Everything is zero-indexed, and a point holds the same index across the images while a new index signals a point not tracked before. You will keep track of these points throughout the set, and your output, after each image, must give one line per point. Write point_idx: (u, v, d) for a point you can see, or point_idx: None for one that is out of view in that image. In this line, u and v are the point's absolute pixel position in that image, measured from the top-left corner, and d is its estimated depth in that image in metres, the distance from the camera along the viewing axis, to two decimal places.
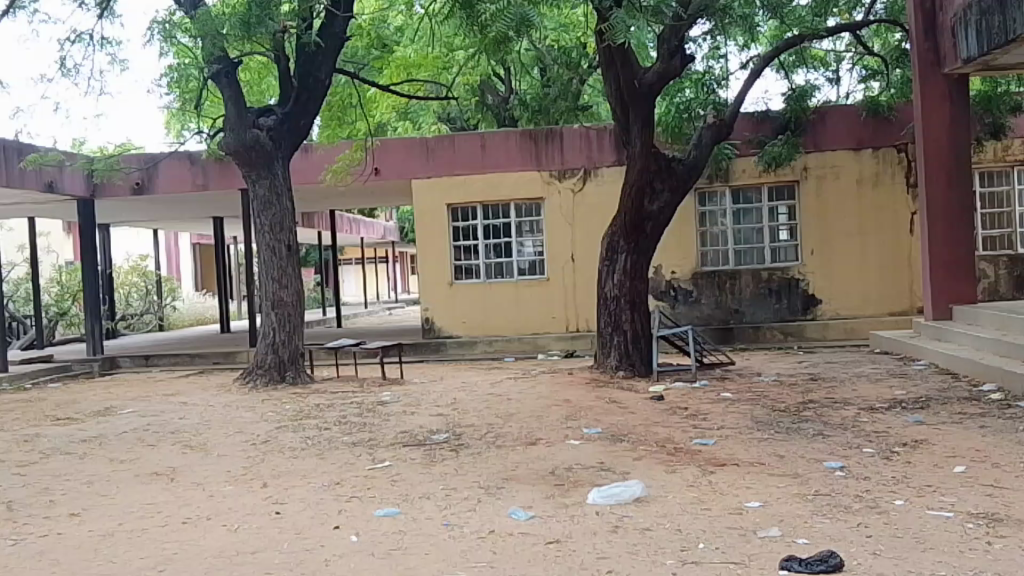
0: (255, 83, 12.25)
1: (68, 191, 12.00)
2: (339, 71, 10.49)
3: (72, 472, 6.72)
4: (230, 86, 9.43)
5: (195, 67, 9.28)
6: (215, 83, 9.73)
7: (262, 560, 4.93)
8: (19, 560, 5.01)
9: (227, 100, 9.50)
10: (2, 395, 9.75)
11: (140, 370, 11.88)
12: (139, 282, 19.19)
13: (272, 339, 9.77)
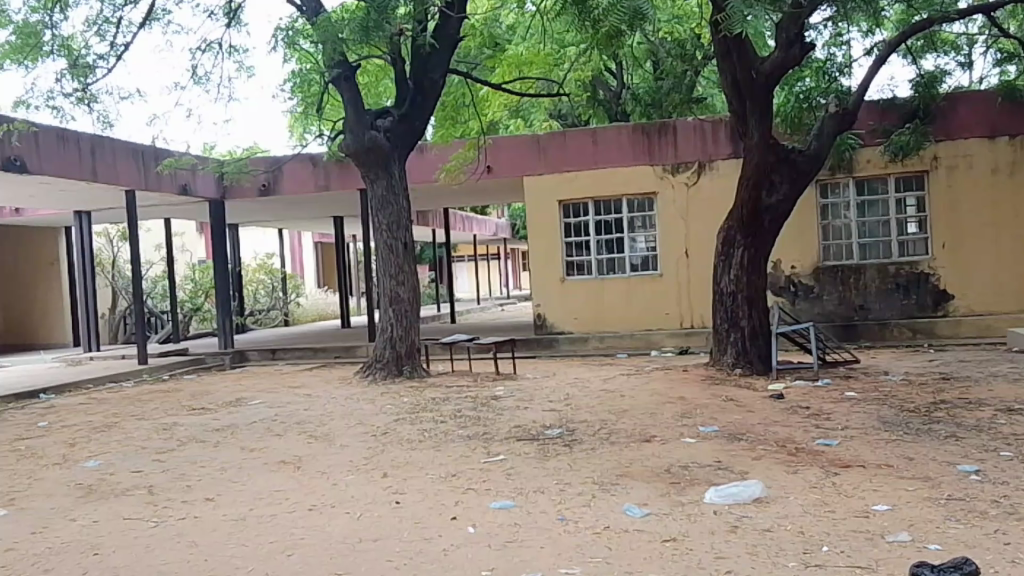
0: (373, 86, 12.60)
1: (201, 194, 12.66)
2: (454, 72, 10.68)
3: (206, 459, 7.11)
4: (348, 89, 9.73)
5: (316, 71, 9.65)
6: (335, 86, 10.11)
7: (383, 547, 5.09)
8: (160, 540, 5.34)
9: (346, 102, 9.81)
10: (142, 386, 10.43)
11: (267, 364, 12.44)
12: (265, 280, 20.27)
13: (389, 333, 10.07)
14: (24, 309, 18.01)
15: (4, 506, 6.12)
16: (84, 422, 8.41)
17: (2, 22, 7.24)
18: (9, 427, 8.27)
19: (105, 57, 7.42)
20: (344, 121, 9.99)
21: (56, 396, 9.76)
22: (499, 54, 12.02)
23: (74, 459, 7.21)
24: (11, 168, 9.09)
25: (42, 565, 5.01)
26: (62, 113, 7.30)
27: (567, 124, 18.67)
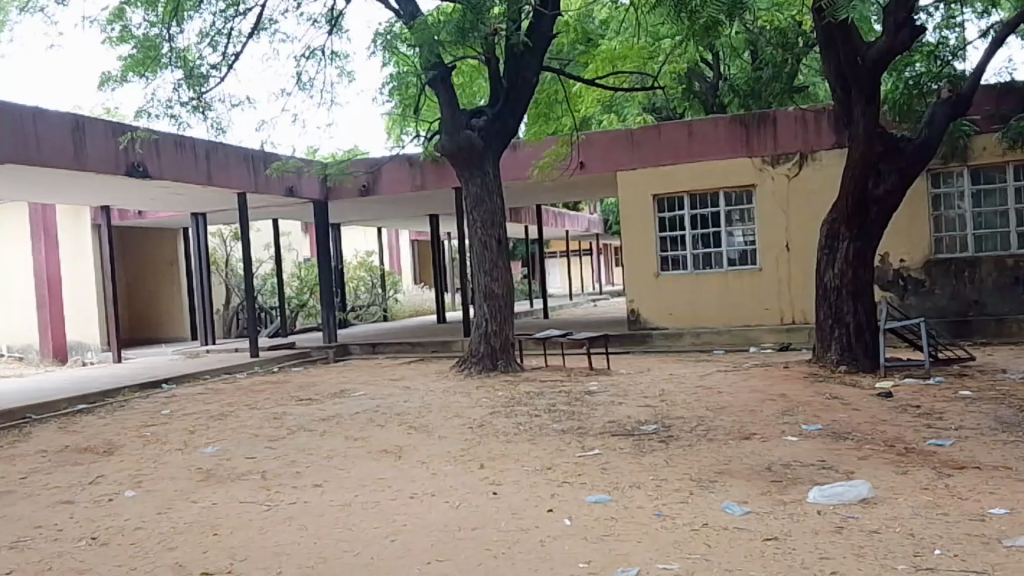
0: (467, 85, 12.79)
1: (306, 195, 13.13)
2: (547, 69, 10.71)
3: (313, 447, 7.42)
4: (445, 90, 9.94)
5: (413, 73, 9.90)
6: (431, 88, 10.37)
7: (481, 536, 5.20)
8: (273, 524, 5.67)
9: (443, 103, 10.03)
10: (254, 378, 10.95)
11: (368, 357, 12.83)
12: (366, 277, 20.92)
13: (484, 329, 10.21)
14: (147, 306, 19.16)
15: (133, 488, 6.61)
16: (202, 410, 8.89)
17: (123, 37, 7.73)
18: (136, 414, 8.84)
19: (217, 67, 7.79)
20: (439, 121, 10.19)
21: (177, 386, 10.37)
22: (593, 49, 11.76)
23: (194, 445, 7.67)
24: (135, 175, 9.73)
25: (167, 545, 5.41)
26: (180, 120, 7.73)
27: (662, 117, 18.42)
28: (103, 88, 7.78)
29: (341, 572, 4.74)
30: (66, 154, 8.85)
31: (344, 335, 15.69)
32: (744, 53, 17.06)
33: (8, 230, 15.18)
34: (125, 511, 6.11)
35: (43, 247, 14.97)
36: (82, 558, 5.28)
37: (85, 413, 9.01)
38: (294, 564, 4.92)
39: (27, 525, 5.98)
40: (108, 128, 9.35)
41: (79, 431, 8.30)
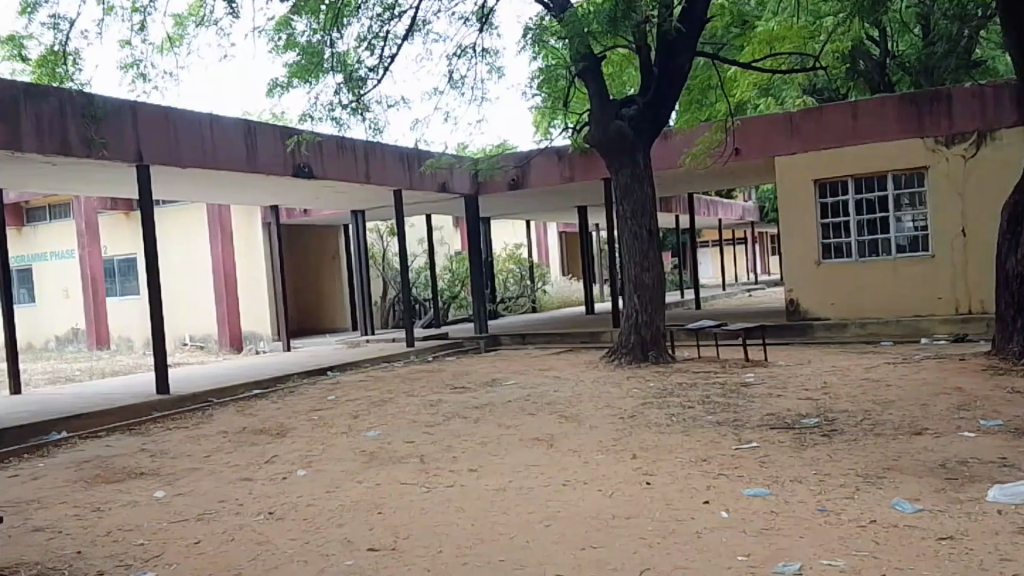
0: (617, 75, 12.72)
1: (458, 191, 13.50)
2: (700, 54, 10.42)
3: (469, 434, 7.68)
4: (594, 81, 10.05)
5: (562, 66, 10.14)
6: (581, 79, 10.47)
7: (637, 525, 5.21)
8: (432, 505, 5.96)
9: (592, 94, 10.15)
10: (410, 366, 11.40)
11: (518, 348, 13.06)
12: (514, 269, 21.26)
13: (634, 320, 10.18)
14: (314, 300, 20.26)
15: (304, 468, 7.11)
16: (364, 396, 9.37)
17: (289, 45, 8.22)
18: (305, 399, 9.41)
19: (375, 70, 8.08)
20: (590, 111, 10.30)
21: (341, 373, 10.94)
22: (749, 33, 11.45)
23: (357, 429, 8.10)
24: (301, 175, 10.32)
25: (336, 521, 5.76)
26: (341, 122, 8.11)
27: (822, 99, 17.71)
28: (271, 94, 8.29)
29: (499, 554, 4.87)
30: (238, 157, 9.50)
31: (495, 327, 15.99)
32: (915, 28, 16.12)
33: (193, 229, 16.48)
34: (298, 489, 6.58)
35: (219, 244, 16.22)
36: (260, 530, 5.69)
37: (259, 398, 9.68)
38: (453, 544, 5.10)
39: (212, 499, 6.51)
40: (276, 131, 9.96)
41: (255, 413, 8.93)
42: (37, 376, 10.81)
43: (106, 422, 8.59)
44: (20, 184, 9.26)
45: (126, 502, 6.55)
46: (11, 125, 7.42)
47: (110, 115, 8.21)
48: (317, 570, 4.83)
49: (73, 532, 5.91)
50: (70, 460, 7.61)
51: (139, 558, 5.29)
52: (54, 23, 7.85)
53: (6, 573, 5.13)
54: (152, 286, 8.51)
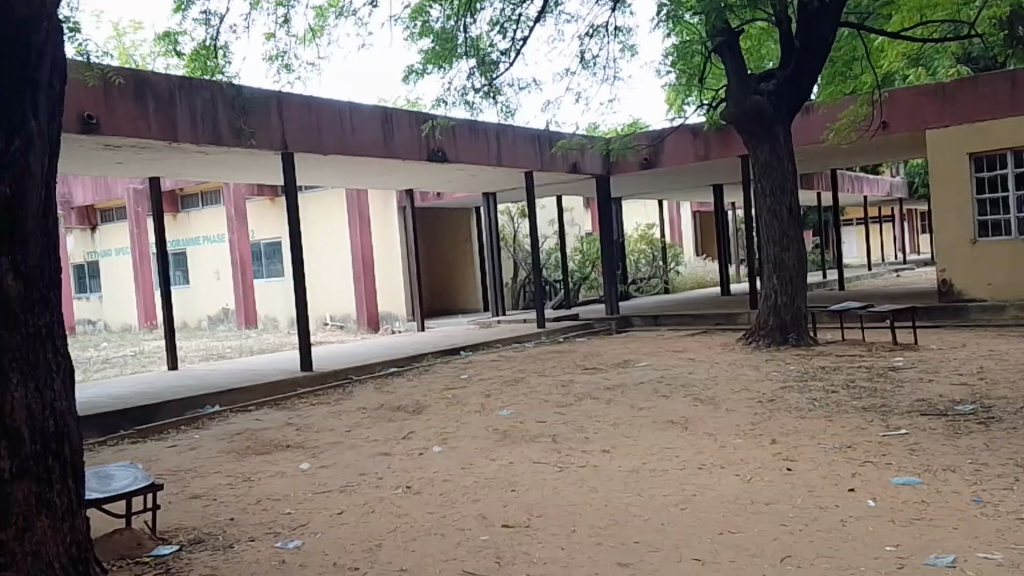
0: (755, 49, 12.38)
1: (590, 171, 13.49)
2: (843, 26, 9.97)
3: (601, 415, 7.70)
4: (731, 56, 9.85)
5: (697, 42, 10.37)
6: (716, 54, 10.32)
7: (777, 511, 5.09)
8: (565, 484, 6.01)
9: (729, 68, 9.93)
10: (541, 346, 11.52)
11: (651, 329, 12.97)
12: (647, 250, 21.36)
13: (774, 300, 9.92)
14: (446, 282, 20.75)
15: (439, 444, 7.32)
16: (496, 375, 9.53)
17: (424, 32, 8.39)
18: (439, 377, 9.68)
19: (507, 52, 8.15)
20: (727, 87, 10.09)
21: (473, 353, 11.16)
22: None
23: (490, 407, 8.26)
24: (435, 159, 10.55)
25: (471, 497, 5.90)
26: (474, 106, 8.22)
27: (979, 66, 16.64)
28: (407, 80, 8.50)
29: (633, 535, 4.87)
30: (376, 143, 9.80)
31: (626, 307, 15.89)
32: None
33: (331, 214, 17.17)
34: (434, 464, 6.79)
35: (358, 231, 16.68)
36: (399, 503, 5.90)
37: (396, 376, 10.00)
38: (587, 524, 5.13)
39: (353, 471, 6.79)
40: (412, 117, 10.20)
41: (392, 391, 9.25)
42: (193, 353, 11.57)
43: (256, 396, 9.09)
44: (178, 172, 9.90)
45: (274, 472, 6.92)
46: (168, 118, 7.95)
47: (257, 106, 8.67)
48: (454, 543, 4.97)
49: (227, 499, 6.30)
50: (223, 431, 8.10)
51: (286, 526, 5.59)
52: (206, 18, 8.32)
53: (168, 536, 5.52)
54: (297, 268, 8.92)
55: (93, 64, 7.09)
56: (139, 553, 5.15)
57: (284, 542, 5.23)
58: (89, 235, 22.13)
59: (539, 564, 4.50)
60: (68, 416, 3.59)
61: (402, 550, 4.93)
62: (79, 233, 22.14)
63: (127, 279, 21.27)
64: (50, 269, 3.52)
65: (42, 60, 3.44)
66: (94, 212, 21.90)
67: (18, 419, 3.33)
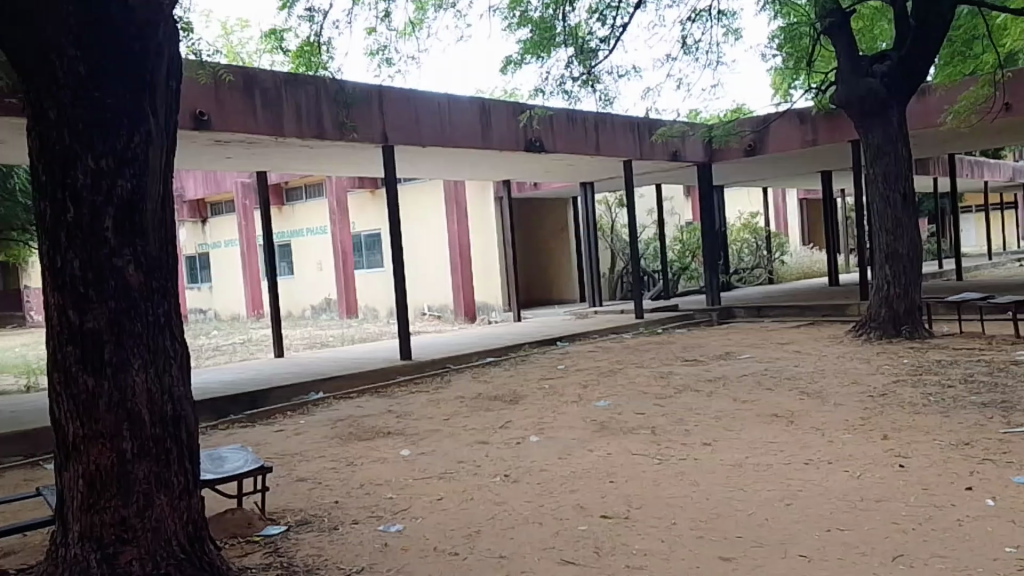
0: (868, 29, 11.90)
1: (691, 159, 13.30)
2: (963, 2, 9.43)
3: (702, 407, 7.57)
4: (842, 37, 9.48)
5: (805, 24, 10.21)
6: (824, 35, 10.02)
7: (888, 509, 4.88)
8: (665, 476, 5.93)
9: (839, 50, 9.57)
10: (638, 337, 11.42)
11: (755, 320, 12.69)
12: (750, 239, 20.99)
13: (886, 292, 9.54)
14: (542, 272, 20.79)
15: (537, 434, 7.33)
16: (594, 366, 9.50)
17: (524, 22, 8.39)
18: (537, 367, 9.71)
19: (607, 40, 8.07)
20: (837, 70, 9.74)
21: (570, 343, 11.15)
22: None
23: (587, 398, 8.23)
24: (533, 149, 10.55)
25: (569, 487, 5.88)
26: (573, 95, 8.18)
27: None
28: (505, 71, 8.51)
29: (736, 530, 4.75)
30: (475, 135, 9.90)
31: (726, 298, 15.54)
32: None
33: (428, 205, 17.42)
34: (533, 453, 6.81)
35: (455, 218, 16.84)
36: (497, 491, 5.93)
37: (493, 366, 10.08)
38: (688, 517, 5.04)
39: (452, 459, 6.87)
40: (512, 108, 10.23)
41: (490, 380, 9.33)
42: (299, 341, 11.98)
43: (358, 384, 9.33)
44: (284, 166, 10.22)
45: (377, 458, 7.07)
46: (276, 114, 8.20)
47: (359, 100, 8.85)
48: (553, 532, 4.96)
49: (331, 483, 6.47)
50: (327, 417, 8.33)
51: (388, 510, 5.69)
52: (309, 15, 8.52)
53: (276, 517, 5.71)
54: (397, 258, 9.07)
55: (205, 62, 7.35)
56: (250, 532, 5.31)
57: (386, 526, 5.33)
58: (200, 228, 23.17)
59: (639, 556, 4.44)
60: (185, 400, 3.66)
61: (501, 537, 4.95)
62: (191, 225, 23.17)
63: (235, 270, 22.12)
64: (168, 260, 3.63)
65: (159, 61, 3.60)
66: (205, 205, 22.87)
67: (142, 402, 3.47)
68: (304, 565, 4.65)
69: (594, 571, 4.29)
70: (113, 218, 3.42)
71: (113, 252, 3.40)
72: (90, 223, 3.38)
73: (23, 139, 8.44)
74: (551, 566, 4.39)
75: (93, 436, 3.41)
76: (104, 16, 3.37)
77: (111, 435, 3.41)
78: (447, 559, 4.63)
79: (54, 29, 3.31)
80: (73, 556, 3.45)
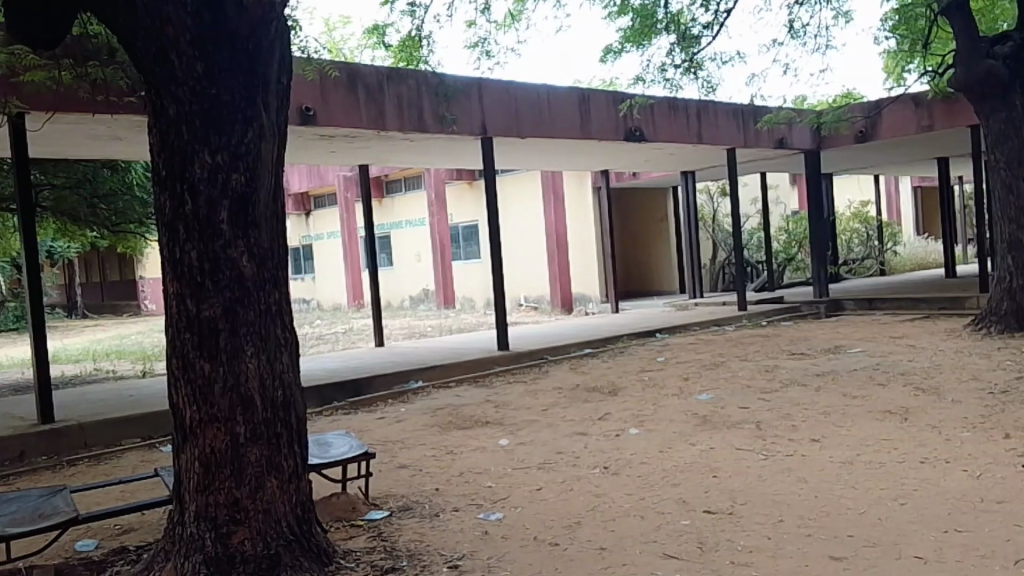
0: (988, 8, 11.34)
1: (797, 146, 12.99)
2: None
3: (809, 402, 7.37)
4: (960, 17, 9.06)
5: (921, 5, 9.82)
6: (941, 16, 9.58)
7: (1012, 511, 4.64)
8: (772, 472, 5.78)
9: (957, 31, 9.14)
10: (740, 330, 11.19)
11: (865, 313, 12.29)
12: (860, 229, 20.37)
13: (1008, 284, 9.12)
14: (640, 263, 20.62)
15: (637, 426, 7.26)
16: (695, 359, 9.35)
17: (625, 10, 8.32)
18: (636, 359, 9.63)
19: (710, 26, 7.93)
20: (954, 53, 9.30)
21: (669, 336, 11.01)
22: None
23: (688, 391, 8.11)
24: (632, 139, 10.45)
25: (671, 480, 5.80)
26: (674, 83, 8.06)
27: None
28: (606, 60, 8.45)
29: (847, 528, 4.59)
30: (573, 125, 9.87)
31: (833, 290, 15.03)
32: None
33: (527, 195, 17.52)
34: (633, 445, 6.75)
35: (552, 210, 16.99)
36: (597, 483, 5.91)
37: (591, 357, 10.05)
38: (795, 514, 4.90)
39: (550, 449, 6.87)
40: (611, 96, 10.14)
41: (588, 371, 9.31)
42: (399, 331, 12.21)
43: (457, 373, 9.45)
44: (386, 160, 10.43)
45: (476, 446, 7.14)
46: (378, 108, 8.36)
47: (459, 92, 8.93)
48: (655, 526, 4.90)
49: (432, 470, 6.57)
50: (427, 406, 8.46)
51: (488, 499, 5.74)
52: (411, 9, 8.64)
53: (378, 502, 5.83)
54: (495, 249, 9.13)
55: (312, 59, 7.54)
56: (353, 516, 5.43)
57: (486, 514, 5.37)
58: (304, 221, 23.93)
59: (744, 553, 4.34)
60: (294, 386, 3.76)
61: (601, 529, 4.92)
62: (295, 218, 23.96)
63: (336, 261, 22.72)
64: (279, 250, 3.73)
65: (271, 57, 3.70)
66: (308, 199, 23.59)
67: (254, 388, 3.58)
68: (406, 550, 4.71)
69: (697, 566, 4.21)
70: (228, 210, 3.53)
71: (227, 243, 3.52)
72: (206, 215, 3.50)
73: (141, 135, 8.86)
74: (654, 560, 4.34)
75: (209, 420, 3.54)
76: (220, 14, 3.49)
77: (225, 419, 3.54)
78: (547, 549, 4.63)
79: (174, 29, 3.45)
80: (189, 534, 3.59)
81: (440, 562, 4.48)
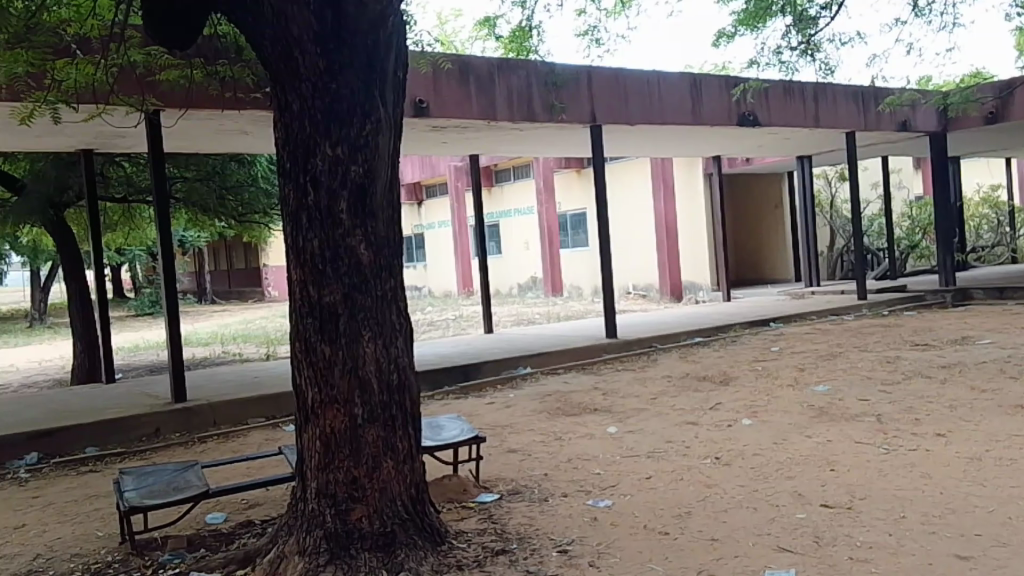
0: None
1: (921, 129, 12.43)
2: None
3: (934, 395, 7.08)
4: None
5: None
6: None
7: None
8: (893, 467, 5.61)
9: None
10: (858, 320, 10.83)
11: (996, 303, 11.69)
12: (990, 215, 19.27)
13: None
14: (754, 250, 20.26)
15: (749, 417, 7.16)
16: (811, 349, 9.11)
17: None
18: (748, 349, 9.46)
19: (827, 7, 7.67)
20: None
21: (783, 325, 10.76)
22: None
23: (804, 382, 7.93)
24: (746, 123, 10.25)
25: (786, 473, 5.70)
26: (789, 67, 7.84)
27: None
28: (718, 45, 8.32)
29: (975, 527, 4.42)
30: (684, 111, 9.76)
31: (960, 279, 14.34)
32: None
33: (636, 181, 17.40)
34: (745, 436, 6.66)
35: (663, 199, 16.63)
36: (708, 473, 5.87)
37: (701, 346, 9.95)
38: (918, 511, 4.74)
39: (660, 438, 6.86)
40: (722, 82, 9.96)
41: (698, 360, 9.22)
42: (508, 317, 12.40)
43: (566, 360, 9.53)
44: (497, 149, 10.59)
45: (585, 433, 7.20)
46: (489, 98, 8.50)
47: (568, 81, 8.98)
48: (768, 519, 4.84)
49: (541, 455, 6.67)
50: (536, 392, 8.57)
51: (597, 486, 5.79)
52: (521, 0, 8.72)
53: (489, 485, 5.98)
54: (603, 237, 9.15)
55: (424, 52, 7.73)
56: (465, 498, 5.60)
57: (595, 500, 5.43)
58: (417, 210, 24.55)
59: (864, 548, 4.24)
60: (410, 370, 3.91)
61: (713, 520, 4.90)
62: (408, 208, 24.61)
63: (447, 249, 23.22)
64: (397, 239, 3.88)
65: (388, 53, 3.84)
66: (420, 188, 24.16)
67: (371, 371, 3.74)
68: (517, 533, 4.82)
69: (813, 560, 4.15)
70: (347, 201, 3.70)
71: (346, 232, 3.69)
72: (327, 206, 3.67)
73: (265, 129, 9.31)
74: (767, 553, 4.30)
75: (329, 401, 3.73)
76: (342, 13, 3.66)
77: (344, 401, 3.73)
78: (657, 537, 4.65)
79: (299, 28, 3.64)
80: (310, 510, 3.81)
81: (549, 546, 4.56)
